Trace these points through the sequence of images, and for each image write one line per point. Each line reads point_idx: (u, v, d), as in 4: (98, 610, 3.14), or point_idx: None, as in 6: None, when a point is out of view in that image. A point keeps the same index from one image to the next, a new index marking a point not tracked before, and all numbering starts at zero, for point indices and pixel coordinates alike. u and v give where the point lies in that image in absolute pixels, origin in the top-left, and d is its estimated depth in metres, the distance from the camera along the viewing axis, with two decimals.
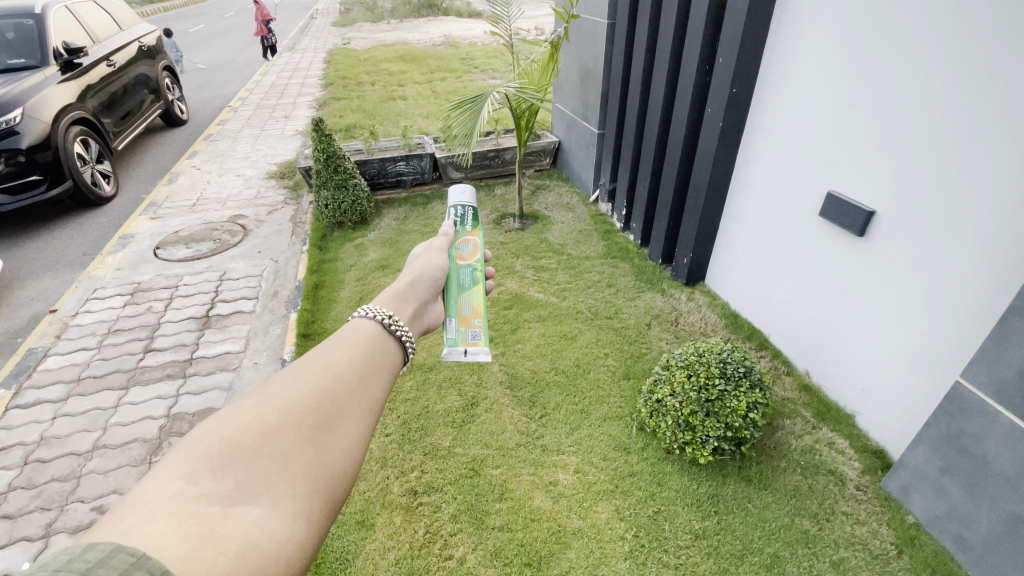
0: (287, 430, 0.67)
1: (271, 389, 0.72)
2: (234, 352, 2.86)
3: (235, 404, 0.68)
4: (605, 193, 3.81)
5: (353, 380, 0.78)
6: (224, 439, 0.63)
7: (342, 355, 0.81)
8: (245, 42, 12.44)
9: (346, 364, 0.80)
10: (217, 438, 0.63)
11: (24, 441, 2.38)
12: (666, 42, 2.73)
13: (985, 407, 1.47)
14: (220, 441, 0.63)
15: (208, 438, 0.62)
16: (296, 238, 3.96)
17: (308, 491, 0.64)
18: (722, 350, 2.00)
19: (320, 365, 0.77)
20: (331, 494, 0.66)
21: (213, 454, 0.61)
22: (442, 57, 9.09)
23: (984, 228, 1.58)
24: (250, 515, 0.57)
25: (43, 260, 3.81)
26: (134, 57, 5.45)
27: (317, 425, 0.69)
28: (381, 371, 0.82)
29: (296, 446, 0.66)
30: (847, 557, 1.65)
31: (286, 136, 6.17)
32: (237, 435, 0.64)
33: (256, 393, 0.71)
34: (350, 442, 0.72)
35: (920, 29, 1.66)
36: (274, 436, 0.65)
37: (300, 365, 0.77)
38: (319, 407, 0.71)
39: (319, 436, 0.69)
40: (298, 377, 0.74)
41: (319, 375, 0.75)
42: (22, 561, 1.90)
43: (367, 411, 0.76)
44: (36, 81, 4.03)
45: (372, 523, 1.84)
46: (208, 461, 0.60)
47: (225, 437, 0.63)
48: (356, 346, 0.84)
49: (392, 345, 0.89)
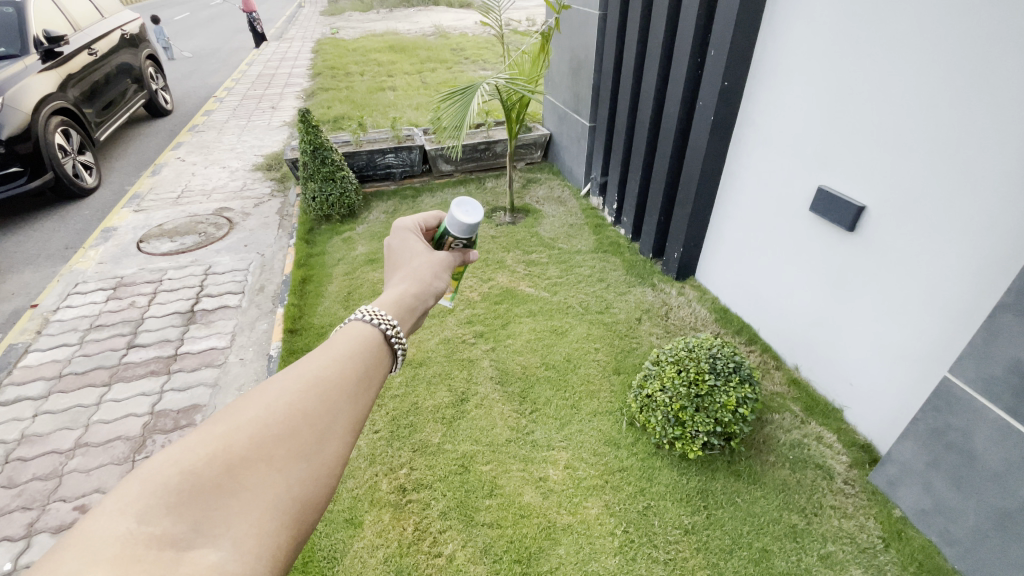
0: (256, 462, 0.61)
1: (246, 411, 0.65)
2: (220, 348, 2.81)
3: (203, 426, 0.61)
4: (596, 187, 3.79)
5: (338, 400, 0.71)
6: (185, 471, 0.56)
7: (330, 372, 0.73)
8: (232, 31, 12.18)
9: (334, 381, 0.72)
10: (177, 470, 0.56)
11: (4, 439, 2.32)
12: (658, 33, 2.70)
13: (972, 402, 1.47)
14: (180, 473, 0.56)
15: (167, 469, 0.56)
16: (283, 231, 3.90)
17: (273, 529, 0.59)
18: (712, 345, 2.00)
19: (305, 382, 0.70)
20: (299, 529, 0.62)
21: (172, 489, 0.55)
22: (432, 48, 8.98)
23: (978, 222, 1.57)
24: (207, 559, 0.52)
25: (23, 254, 3.71)
26: (116, 45, 5.32)
27: (293, 455, 0.63)
28: (370, 388, 0.76)
29: (264, 480, 0.60)
30: (835, 551, 1.67)
31: (273, 127, 6.07)
32: (201, 467, 0.57)
33: (228, 414, 0.64)
34: (326, 471, 0.66)
35: (916, 19, 1.63)
36: (243, 467, 0.59)
37: (283, 380, 0.70)
38: (296, 434, 0.65)
39: (292, 466, 0.63)
40: (279, 398, 0.67)
41: (303, 396, 0.68)
42: (3, 562, 1.85)
43: (349, 434, 0.70)
44: (15, 69, 3.91)
45: (361, 521, 1.82)
46: (165, 497, 0.54)
47: (187, 468, 0.57)
48: (346, 360, 0.77)
49: (383, 354, 0.82)
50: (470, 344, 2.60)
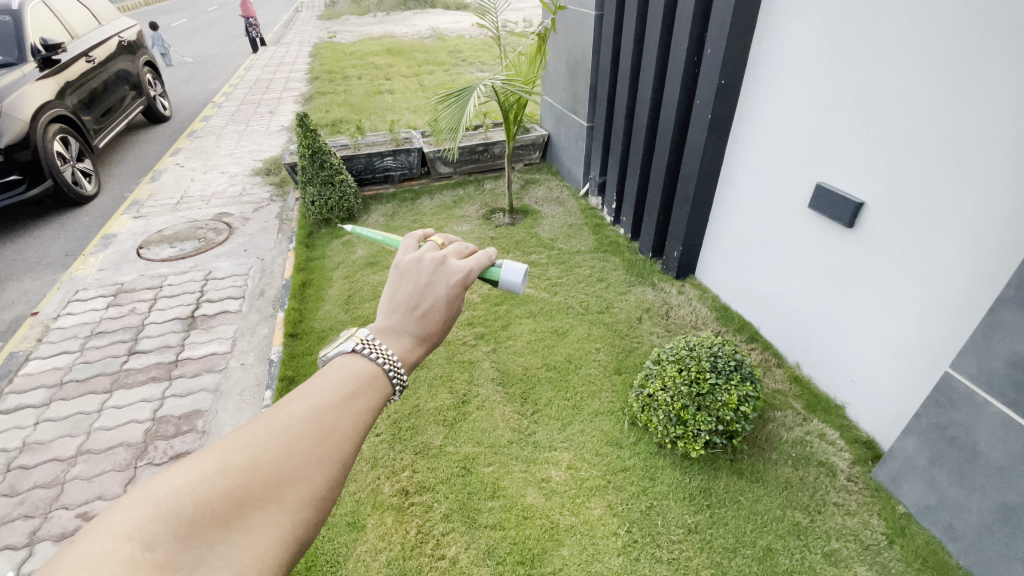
0: (268, 502, 0.58)
1: (267, 440, 0.61)
2: (221, 353, 2.81)
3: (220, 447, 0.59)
4: (595, 187, 3.78)
5: (357, 446, 0.67)
6: (198, 502, 0.54)
7: (356, 415, 0.68)
8: (230, 36, 12.21)
9: (358, 426, 0.68)
10: (191, 498, 0.54)
11: (6, 447, 2.32)
12: (655, 32, 2.70)
13: (974, 397, 1.47)
14: (193, 502, 0.54)
15: (181, 495, 0.54)
16: (282, 235, 3.90)
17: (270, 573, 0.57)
18: (713, 343, 2.00)
19: (330, 421, 0.65)
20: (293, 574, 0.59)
21: (182, 520, 0.52)
22: (429, 51, 8.99)
23: (977, 217, 1.57)
24: None
25: (23, 261, 3.72)
26: (115, 52, 5.33)
27: (302, 499, 0.60)
28: None
29: (272, 521, 0.58)
30: (839, 548, 1.66)
31: (271, 132, 6.08)
32: (214, 498, 0.55)
33: (249, 440, 0.61)
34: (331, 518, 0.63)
35: (913, 15, 1.63)
36: (253, 504, 0.57)
37: (308, 414, 0.65)
38: (310, 479, 0.61)
39: (300, 512, 0.60)
40: (302, 435, 0.63)
41: (325, 436, 0.64)
42: (6, 570, 1.85)
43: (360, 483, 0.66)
44: (13, 78, 3.92)
45: (363, 525, 1.82)
46: (175, 526, 0.52)
47: (200, 498, 0.54)
48: (373, 402, 0.71)
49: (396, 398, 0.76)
50: (471, 345, 2.60)
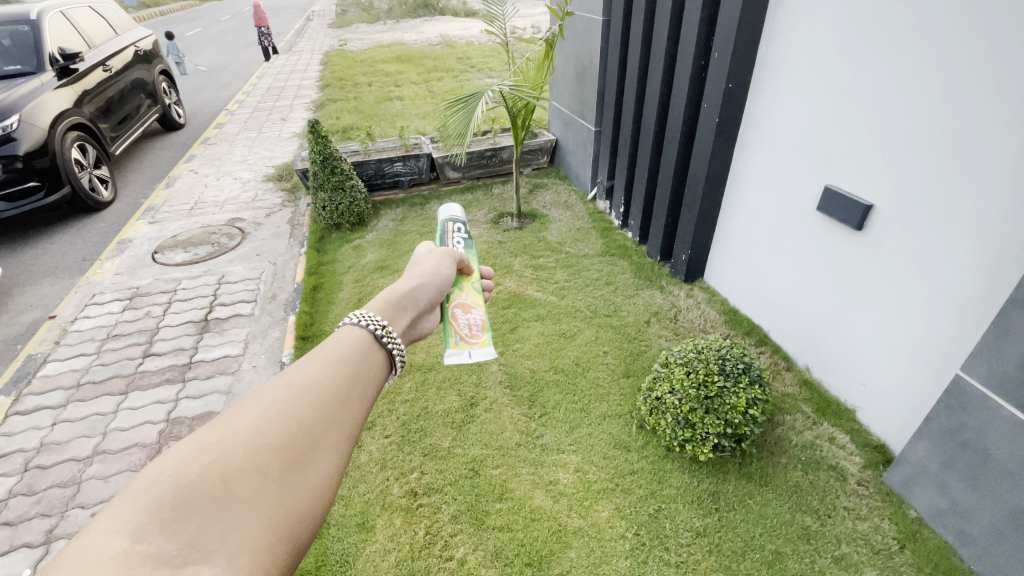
0: (252, 472, 0.60)
1: (239, 419, 0.65)
2: (233, 355, 2.85)
3: (196, 437, 0.61)
4: (603, 191, 3.80)
5: (332, 408, 0.71)
6: (180, 485, 0.56)
7: (323, 381, 0.74)
8: (243, 45, 12.41)
9: (326, 388, 0.73)
10: (172, 483, 0.56)
11: (24, 447, 2.38)
12: (662, 37, 2.72)
13: (986, 400, 1.46)
14: (174, 486, 0.56)
15: (162, 482, 0.56)
16: (294, 240, 3.95)
17: (268, 543, 0.58)
18: (721, 346, 1.99)
19: (296, 390, 0.70)
20: (295, 543, 0.61)
21: (167, 505, 0.54)
22: (438, 57, 9.07)
23: (982, 218, 1.57)
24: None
25: (42, 266, 3.80)
26: (130, 61, 5.45)
27: (287, 465, 0.63)
28: (368, 389, 0.78)
29: (260, 490, 0.60)
30: (850, 553, 1.65)
31: (283, 138, 6.17)
32: (196, 480, 0.57)
33: (222, 424, 0.64)
34: (321, 482, 0.66)
35: (915, 19, 1.65)
36: (236, 479, 0.59)
37: (275, 389, 0.70)
38: (291, 444, 0.65)
39: (287, 479, 0.62)
40: (276, 409, 0.67)
41: (295, 403, 0.69)
42: (23, 568, 1.89)
43: (345, 441, 0.71)
44: (32, 87, 4.03)
45: (373, 526, 1.84)
46: (159, 512, 0.53)
47: (182, 480, 0.57)
48: (335, 366, 0.77)
49: (369, 362, 0.82)
50: None
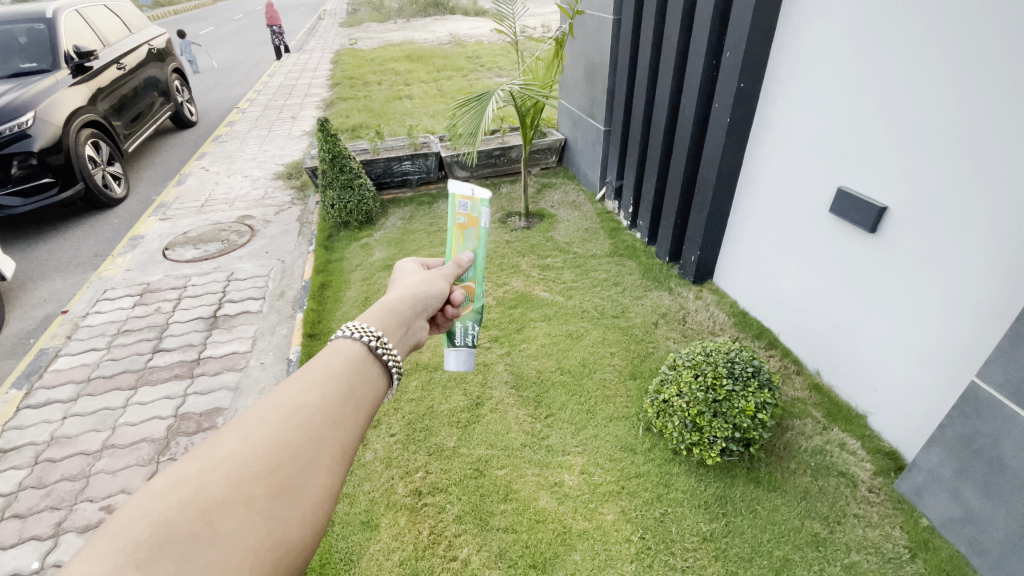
0: (236, 503, 0.57)
1: (221, 445, 0.61)
2: (241, 352, 2.87)
3: (174, 467, 0.57)
4: (612, 191, 3.78)
5: (322, 427, 0.67)
6: (156, 524, 0.52)
7: (313, 396, 0.69)
8: (252, 44, 12.53)
9: (317, 407, 0.69)
10: (148, 521, 0.52)
11: (34, 441, 2.40)
12: (674, 35, 2.69)
13: (1001, 408, 1.43)
14: (150, 525, 0.52)
15: (137, 521, 0.52)
16: (303, 237, 3.97)
17: None
18: (730, 349, 1.96)
19: (283, 411, 0.66)
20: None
21: (142, 545, 0.51)
22: (449, 56, 9.10)
23: (999, 222, 1.54)
24: None
25: (55, 261, 3.85)
26: (144, 59, 5.51)
27: (274, 493, 0.60)
28: (361, 404, 0.74)
29: (245, 523, 0.57)
30: (859, 561, 1.62)
31: (294, 137, 6.21)
32: (174, 517, 0.53)
33: (202, 449, 0.60)
34: (310, 508, 0.63)
35: (930, 19, 1.62)
36: (218, 513, 0.55)
37: (261, 410, 0.65)
38: (279, 470, 0.61)
39: (276, 507, 0.59)
40: (260, 432, 0.63)
41: (282, 425, 0.65)
42: (32, 561, 1.91)
43: (338, 462, 0.67)
44: (47, 84, 4.08)
45: (377, 524, 1.83)
46: (134, 554, 0.50)
47: (158, 518, 0.53)
48: (326, 382, 0.73)
49: (364, 375, 0.78)
50: (485, 348, 2.61)
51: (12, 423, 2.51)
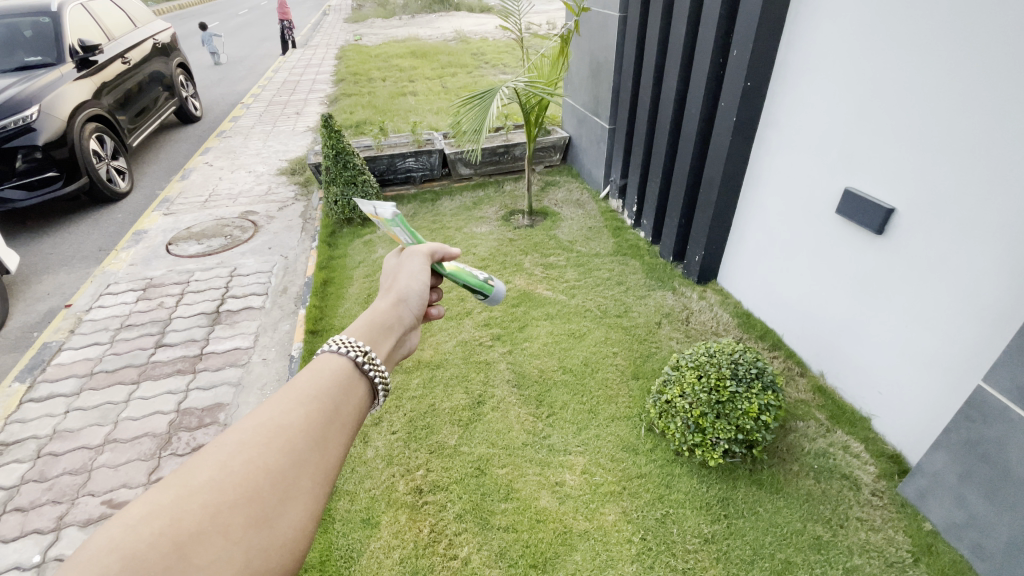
0: (211, 535, 0.56)
1: (198, 472, 0.60)
2: (243, 348, 2.87)
3: (148, 498, 0.56)
4: (616, 190, 3.77)
5: (303, 450, 0.66)
6: (129, 557, 0.52)
7: (293, 419, 0.68)
8: (258, 39, 12.51)
9: (299, 428, 0.67)
10: (120, 555, 0.52)
11: (37, 434, 2.41)
12: (679, 33, 2.67)
13: (1008, 413, 1.41)
14: (122, 558, 0.51)
15: (108, 555, 0.51)
16: (306, 234, 3.97)
17: None
18: (734, 350, 1.95)
19: (262, 436, 0.65)
20: None
21: None
22: (454, 53, 9.08)
23: (1009, 225, 1.52)
24: None
25: (59, 255, 3.86)
26: (148, 54, 5.51)
27: (252, 522, 0.59)
28: (343, 424, 0.72)
29: (222, 554, 0.56)
30: (861, 564, 1.61)
31: (297, 132, 6.20)
32: (145, 551, 0.52)
33: (178, 476, 0.59)
34: (290, 535, 0.62)
35: (942, 19, 1.60)
36: (193, 544, 0.55)
37: (239, 434, 0.65)
38: (256, 497, 0.60)
39: (253, 536, 0.59)
40: (237, 459, 0.62)
41: (261, 450, 0.64)
42: (32, 554, 1.91)
43: (319, 485, 0.66)
44: (52, 78, 4.09)
45: (377, 522, 1.83)
46: None
47: (131, 550, 0.52)
48: (309, 402, 0.71)
49: (350, 393, 0.77)
50: (488, 346, 2.61)
51: (13, 417, 2.52)
